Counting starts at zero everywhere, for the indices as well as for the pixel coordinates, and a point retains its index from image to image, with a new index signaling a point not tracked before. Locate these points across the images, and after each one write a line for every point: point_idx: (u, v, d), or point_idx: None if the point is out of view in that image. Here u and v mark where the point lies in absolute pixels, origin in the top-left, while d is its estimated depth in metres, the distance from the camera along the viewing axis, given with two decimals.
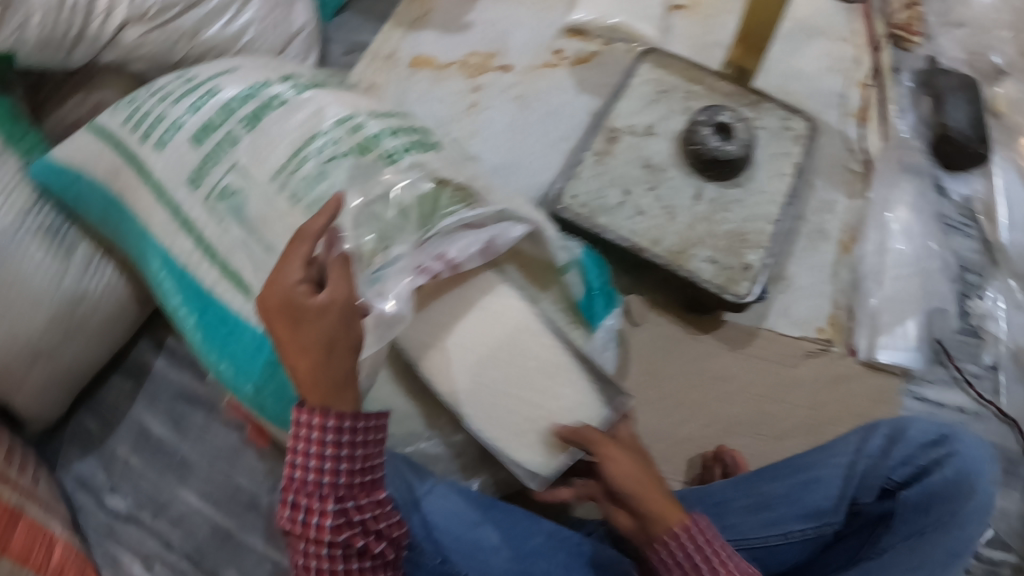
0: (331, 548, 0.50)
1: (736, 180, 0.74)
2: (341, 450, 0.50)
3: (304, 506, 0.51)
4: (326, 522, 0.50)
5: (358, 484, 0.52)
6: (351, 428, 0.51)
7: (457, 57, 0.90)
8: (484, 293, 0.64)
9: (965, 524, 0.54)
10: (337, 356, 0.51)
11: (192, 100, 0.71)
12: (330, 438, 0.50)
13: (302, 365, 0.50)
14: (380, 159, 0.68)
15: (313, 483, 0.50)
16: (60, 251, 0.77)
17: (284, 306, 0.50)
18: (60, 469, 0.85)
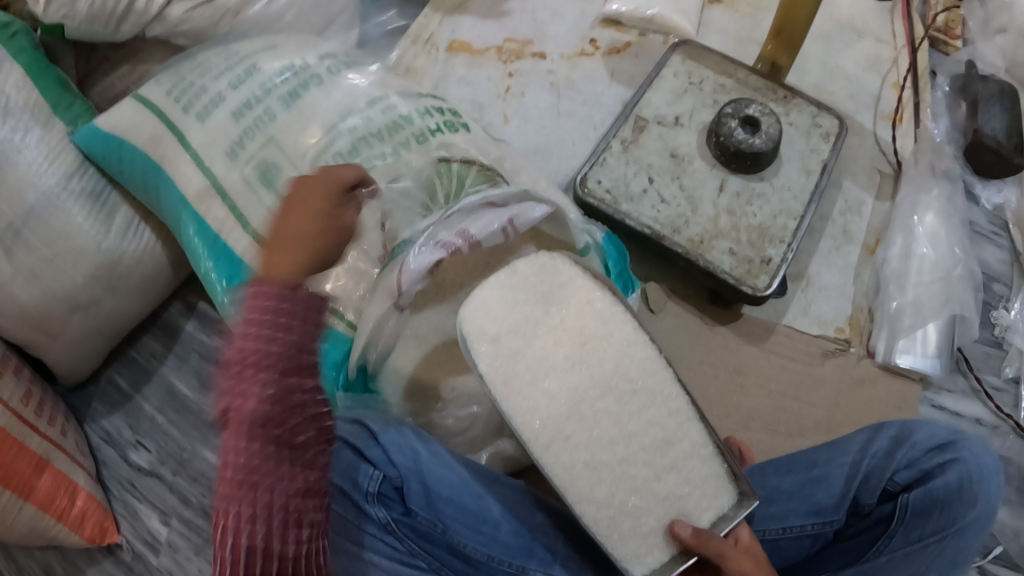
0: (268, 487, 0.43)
1: (761, 175, 0.76)
2: (288, 368, 0.44)
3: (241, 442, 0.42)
4: (270, 458, 0.43)
5: (307, 411, 0.45)
6: (298, 337, 0.44)
7: (492, 42, 0.91)
8: (559, 292, 0.51)
9: (962, 535, 0.55)
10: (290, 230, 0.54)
11: (233, 76, 0.73)
12: (273, 354, 0.43)
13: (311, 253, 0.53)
14: (411, 140, 0.70)
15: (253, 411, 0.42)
16: (100, 214, 0.81)
17: (328, 194, 0.56)
18: (88, 423, 0.88)
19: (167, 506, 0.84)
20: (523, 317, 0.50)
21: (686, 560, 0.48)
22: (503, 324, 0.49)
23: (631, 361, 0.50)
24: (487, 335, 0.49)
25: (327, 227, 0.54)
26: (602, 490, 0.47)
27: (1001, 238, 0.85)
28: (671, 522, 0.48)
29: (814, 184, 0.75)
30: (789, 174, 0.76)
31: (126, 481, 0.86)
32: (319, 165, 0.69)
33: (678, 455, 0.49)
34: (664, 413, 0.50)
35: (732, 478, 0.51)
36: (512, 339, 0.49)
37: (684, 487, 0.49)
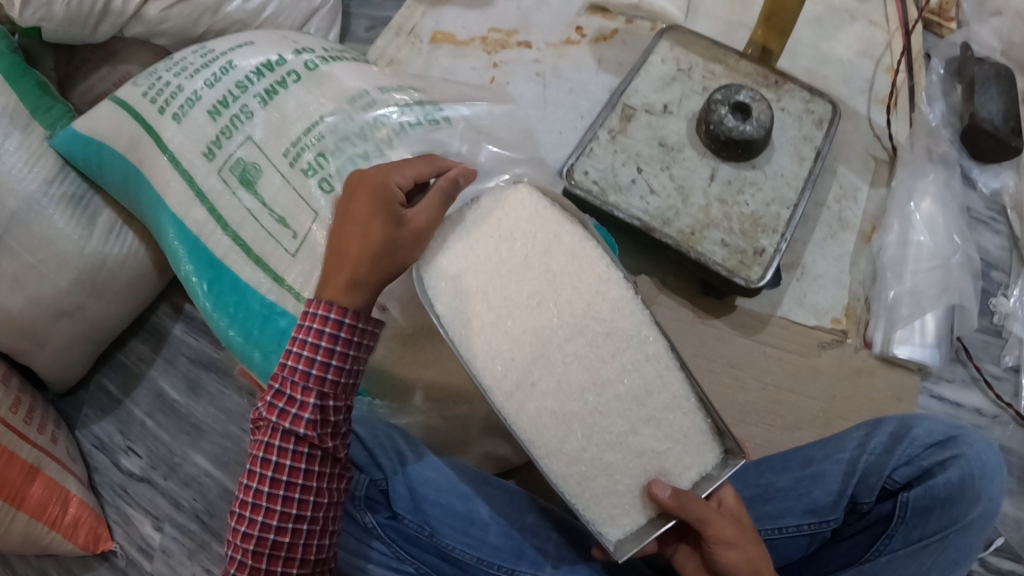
0: (294, 476, 0.50)
1: (753, 163, 0.73)
2: (326, 370, 0.51)
3: (281, 433, 0.50)
4: (303, 450, 0.50)
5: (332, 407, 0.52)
6: (347, 338, 0.51)
7: (477, 32, 0.89)
8: (522, 233, 0.53)
9: (965, 534, 0.53)
10: (343, 237, 0.52)
11: (208, 74, 0.72)
12: (318, 356, 0.51)
13: (351, 250, 0.51)
14: (392, 135, 0.69)
15: (296, 406, 0.50)
16: (82, 217, 0.79)
17: (376, 194, 0.52)
18: (79, 429, 0.88)
19: (160, 511, 0.83)
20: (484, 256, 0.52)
21: (664, 522, 0.48)
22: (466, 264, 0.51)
23: (601, 301, 0.50)
24: (450, 276, 0.51)
25: (368, 230, 0.51)
26: (572, 444, 0.48)
27: (999, 223, 0.84)
28: (649, 482, 0.48)
29: (807, 171, 0.73)
30: (782, 161, 0.74)
31: (118, 486, 0.85)
32: (298, 165, 0.69)
33: (657, 407, 0.49)
34: (640, 358, 0.50)
35: (716, 435, 0.50)
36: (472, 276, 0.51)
37: (663, 443, 0.49)
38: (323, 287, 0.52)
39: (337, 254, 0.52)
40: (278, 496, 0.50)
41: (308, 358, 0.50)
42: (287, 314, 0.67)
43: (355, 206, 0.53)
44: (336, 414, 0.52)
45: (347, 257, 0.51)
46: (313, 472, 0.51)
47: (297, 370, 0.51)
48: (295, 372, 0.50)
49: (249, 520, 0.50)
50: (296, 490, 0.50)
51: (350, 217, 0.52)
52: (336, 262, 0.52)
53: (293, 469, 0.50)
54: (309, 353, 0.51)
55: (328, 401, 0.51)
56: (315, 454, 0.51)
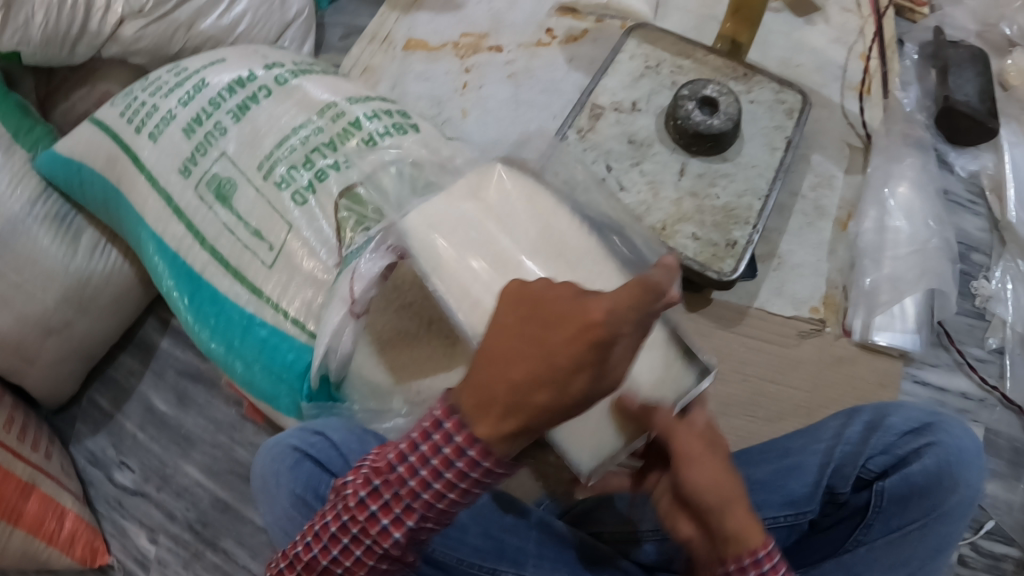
0: (353, 560, 0.48)
1: (725, 155, 0.73)
2: (433, 496, 0.45)
3: (366, 522, 0.47)
4: (376, 548, 0.47)
5: (421, 527, 0.46)
6: (472, 479, 0.44)
7: (449, 37, 0.89)
8: None
9: (944, 521, 0.54)
10: (515, 372, 0.41)
11: (182, 92, 0.73)
12: (432, 476, 0.44)
13: (538, 398, 0.41)
14: (362, 144, 0.70)
15: (389, 511, 0.46)
16: (67, 236, 0.81)
17: (599, 347, 0.39)
18: (73, 444, 0.89)
19: (154, 523, 0.84)
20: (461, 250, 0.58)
21: (635, 436, 0.50)
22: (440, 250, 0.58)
23: (553, 227, 0.59)
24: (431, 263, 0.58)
25: (561, 385, 0.41)
26: None
27: (978, 206, 0.83)
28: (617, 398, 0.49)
29: (779, 161, 0.73)
30: (752, 153, 0.74)
31: (113, 500, 0.86)
32: (272, 178, 0.69)
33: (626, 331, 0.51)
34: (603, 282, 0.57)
35: (688, 358, 0.51)
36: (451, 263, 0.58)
37: (641, 371, 0.50)
38: (474, 413, 0.43)
39: (508, 397, 0.41)
40: (333, 567, 0.48)
41: (426, 466, 0.44)
42: (266, 324, 0.68)
43: (551, 339, 0.41)
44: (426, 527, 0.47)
45: (525, 402, 0.41)
46: (375, 566, 0.48)
47: (402, 475, 0.45)
48: (409, 468, 0.45)
49: (300, 564, 0.50)
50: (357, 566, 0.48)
51: (532, 359, 0.41)
52: (503, 402, 0.42)
53: (364, 553, 0.48)
54: (428, 467, 0.44)
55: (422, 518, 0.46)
56: (389, 551, 0.47)
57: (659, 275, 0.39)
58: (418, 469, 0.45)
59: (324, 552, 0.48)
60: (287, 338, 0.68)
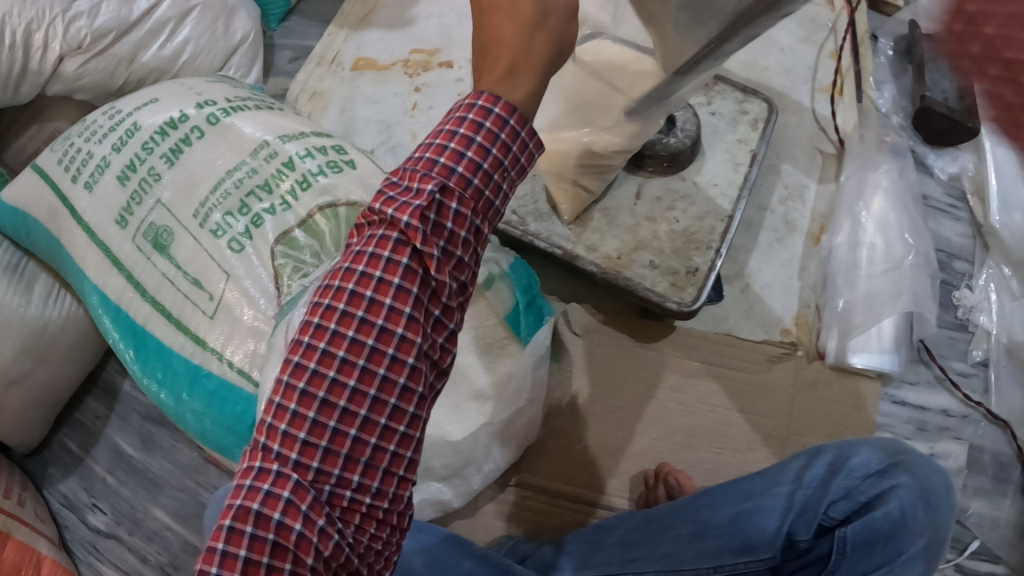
0: (364, 333, 0.37)
1: (681, 174, 0.71)
2: (445, 190, 0.37)
3: (365, 265, 0.38)
4: (387, 293, 0.37)
5: (442, 240, 0.37)
6: (492, 148, 0.38)
7: (399, 56, 0.86)
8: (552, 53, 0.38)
9: (911, 566, 0.51)
10: (499, 26, 0.37)
11: (115, 137, 0.71)
12: (435, 173, 0.37)
13: (505, 32, 0.37)
14: (295, 186, 0.67)
15: (390, 234, 0.37)
16: (19, 285, 0.80)
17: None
18: (46, 488, 0.89)
19: (128, 566, 0.83)
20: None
21: None
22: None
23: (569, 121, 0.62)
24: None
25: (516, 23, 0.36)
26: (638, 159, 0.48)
27: (959, 210, 0.79)
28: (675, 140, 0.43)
29: (742, 177, 0.70)
30: (715, 169, 0.71)
31: (88, 543, 0.85)
32: (207, 226, 0.67)
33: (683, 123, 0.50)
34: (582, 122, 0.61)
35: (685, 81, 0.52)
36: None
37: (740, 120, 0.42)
38: (475, 80, 0.39)
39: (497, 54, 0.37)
40: (334, 356, 0.37)
41: (440, 160, 0.37)
42: (213, 375, 0.66)
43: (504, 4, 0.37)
44: (465, 246, 0.39)
45: (525, 55, 0.37)
46: (394, 323, 0.37)
47: (399, 185, 0.38)
48: (419, 171, 0.37)
49: (284, 390, 0.38)
50: (389, 361, 0.38)
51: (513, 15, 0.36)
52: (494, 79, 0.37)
53: (391, 320, 0.37)
54: (427, 161, 0.38)
55: (456, 228, 0.38)
56: (426, 300, 0.38)
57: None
58: (432, 164, 0.37)
59: (332, 349, 0.37)
60: (235, 388, 0.65)
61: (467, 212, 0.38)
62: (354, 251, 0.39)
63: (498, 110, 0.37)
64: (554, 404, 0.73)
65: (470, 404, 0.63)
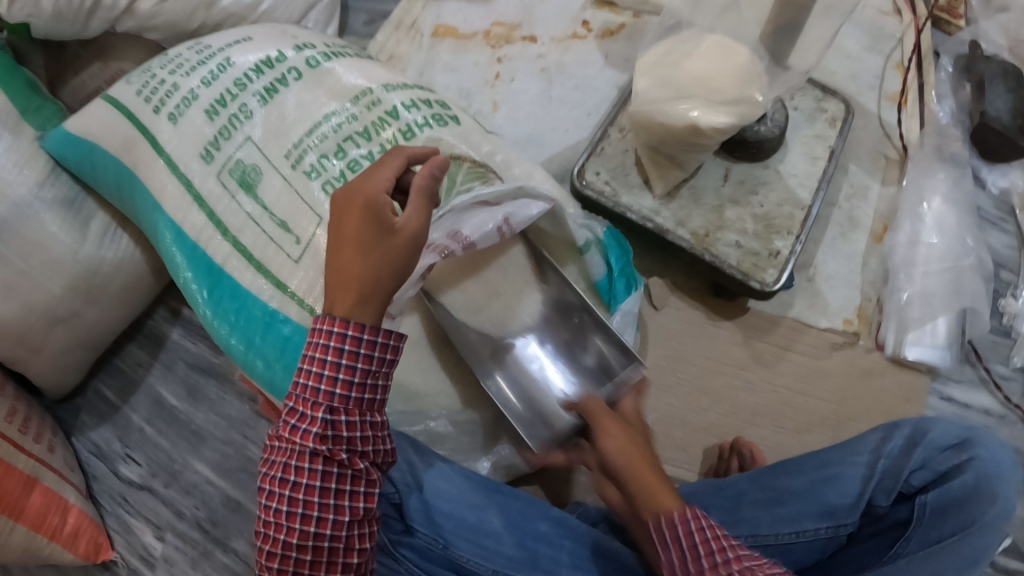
0: (291, 520, 0.48)
1: (766, 162, 0.71)
2: (350, 390, 0.49)
3: (289, 472, 0.48)
4: (316, 485, 0.48)
5: (336, 438, 0.48)
6: (377, 341, 0.49)
7: (481, 27, 0.86)
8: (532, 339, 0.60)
9: (984, 532, 0.51)
10: (350, 262, 0.49)
11: (205, 71, 0.70)
12: (335, 388, 0.49)
13: (351, 267, 0.49)
14: (397, 135, 0.67)
15: (294, 452, 0.48)
16: (76, 222, 0.77)
17: (367, 205, 0.50)
18: (76, 436, 0.86)
19: (162, 520, 0.81)
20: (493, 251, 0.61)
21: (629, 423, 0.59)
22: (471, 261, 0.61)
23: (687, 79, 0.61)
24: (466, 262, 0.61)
25: (367, 241, 0.49)
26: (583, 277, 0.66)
27: (1007, 223, 0.83)
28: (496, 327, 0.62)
29: (821, 171, 0.71)
30: (795, 161, 0.71)
31: (118, 495, 0.83)
32: (301, 167, 0.67)
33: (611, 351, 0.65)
34: (704, 85, 0.61)
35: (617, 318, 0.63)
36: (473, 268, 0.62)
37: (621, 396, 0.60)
38: (331, 302, 0.50)
39: (353, 277, 0.48)
40: (295, 529, 0.48)
41: (322, 386, 0.48)
42: (289, 321, 0.66)
43: (367, 241, 0.49)
44: (363, 441, 0.50)
45: (375, 283, 0.49)
46: (340, 496, 0.49)
47: (305, 402, 0.49)
48: (306, 401, 0.48)
49: (270, 558, 0.49)
50: (314, 534, 0.48)
51: (391, 254, 0.49)
52: (365, 292, 0.48)
53: (307, 493, 0.48)
54: (316, 380, 0.49)
55: (349, 426, 0.49)
56: (342, 484, 0.49)
57: (423, 176, 0.50)
58: (315, 391, 0.48)
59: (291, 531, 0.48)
60: None
61: (355, 414, 0.49)
62: (275, 463, 0.49)
63: (365, 327, 0.49)
64: None
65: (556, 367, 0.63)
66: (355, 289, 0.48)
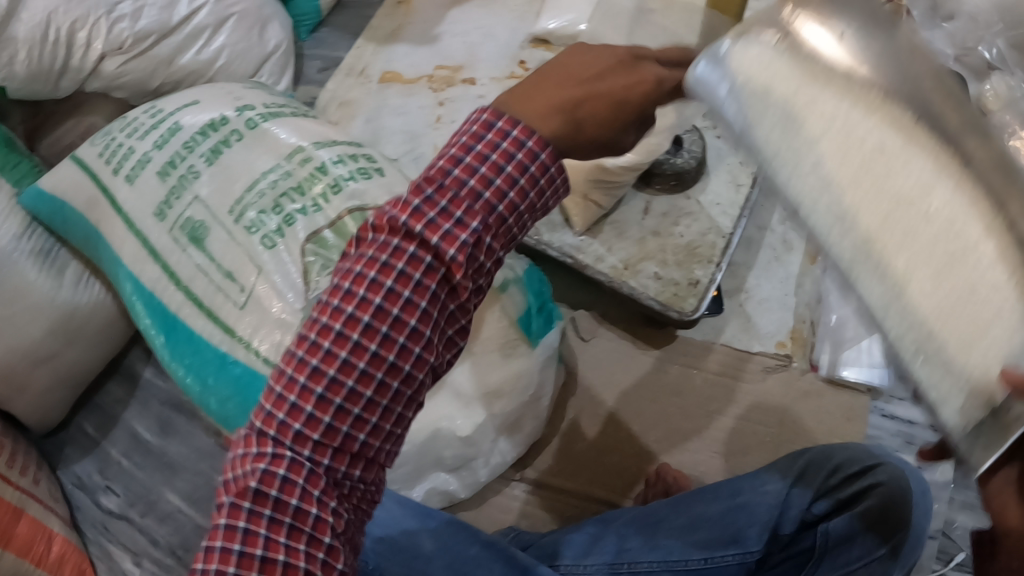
0: (353, 353, 0.36)
1: (687, 193, 0.74)
2: (488, 192, 0.36)
3: (369, 282, 0.35)
4: (411, 305, 0.36)
5: (463, 257, 0.36)
6: (552, 174, 0.37)
7: (425, 70, 0.90)
8: (911, 164, 0.31)
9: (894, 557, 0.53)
10: (566, 85, 0.36)
11: (157, 136, 0.75)
12: (471, 182, 0.35)
13: (555, 107, 0.36)
14: (327, 189, 0.71)
15: (396, 246, 0.35)
16: (52, 270, 0.83)
17: (625, 63, 0.37)
18: (61, 469, 0.91)
19: (138, 547, 0.86)
20: (825, 66, 0.32)
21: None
22: (805, 81, 0.33)
23: None
24: (761, 87, 0.34)
25: (598, 86, 0.36)
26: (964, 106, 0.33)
27: None
28: (881, 145, 0.31)
29: (744, 198, 0.73)
30: (718, 190, 0.74)
31: (99, 524, 0.88)
32: (242, 222, 0.71)
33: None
34: None
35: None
36: (818, 117, 0.32)
37: None
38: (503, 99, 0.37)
39: (569, 100, 0.36)
40: (348, 370, 0.36)
41: (462, 177, 0.35)
42: (239, 362, 0.69)
43: (614, 82, 0.36)
44: (479, 277, 0.38)
45: (596, 126, 0.36)
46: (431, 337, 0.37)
47: (436, 194, 0.35)
48: (437, 197, 0.35)
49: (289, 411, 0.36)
50: (353, 419, 0.36)
51: (628, 104, 0.36)
52: (596, 127, 0.36)
53: (395, 328, 0.36)
54: (465, 166, 0.35)
55: (456, 261, 0.35)
56: (439, 327, 0.37)
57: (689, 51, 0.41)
58: (454, 190, 0.35)
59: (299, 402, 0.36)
60: (259, 376, 0.67)
61: (492, 240, 0.37)
62: (351, 269, 0.36)
63: (535, 141, 0.35)
64: (560, 405, 0.78)
65: (482, 399, 0.66)
66: (595, 116, 0.36)
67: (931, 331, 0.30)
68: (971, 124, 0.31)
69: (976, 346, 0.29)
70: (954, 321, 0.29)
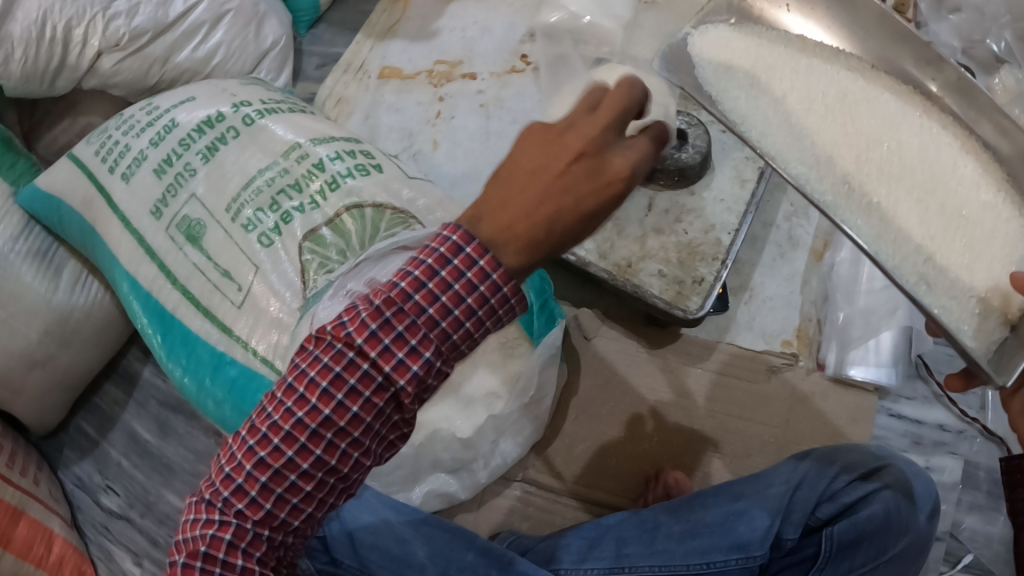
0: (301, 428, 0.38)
1: (690, 189, 0.73)
2: (446, 313, 0.37)
3: (331, 374, 0.37)
4: (360, 403, 0.38)
5: (403, 371, 0.37)
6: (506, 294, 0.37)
7: (423, 66, 0.89)
8: (862, 115, 0.47)
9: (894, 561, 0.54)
10: (513, 211, 0.36)
11: (153, 133, 0.74)
12: (429, 292, 0.37)
13: (525, 223, 0.36)
14: (324, 186, 0.70)
15: (353, 340, 0.37)
16: (48, 270, 0.82)
17: (585, 158, 0.36)
18: (62, 469, 0.91)
19: (138, 548, 0.85)
20: (781, 36, 0.51)
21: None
22: (766, 61, 0.49)
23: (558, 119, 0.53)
24: (725, 64, 0.50)
25: (553, 191, 0.36)
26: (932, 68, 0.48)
27: None
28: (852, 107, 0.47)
29: (750, 194, 0.72)
30: (721, 186, 0.72)
31: (100, 524, 0.88)
32: (239, 220, 0.70)
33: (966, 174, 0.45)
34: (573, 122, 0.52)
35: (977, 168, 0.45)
36: (781, 83, 0.49)
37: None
38: (477, 211, 0.38)
39: (526, 222, 0.36)
40: (295, 439, 0.38)
41: (423, 293, 0.37)
42: (236, 363, 0.68)
43: (570, 185, 0.36)
44: (432, 380, 0.39)
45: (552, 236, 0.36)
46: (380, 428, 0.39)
47: (400, 302, 0.37)
48: (395, 303, 0.37)
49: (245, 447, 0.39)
50: (289, 483, 0.39)
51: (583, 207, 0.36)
52: (560, 233, 0.36)
53: (339, 412, 0.38)
54: (431, 281, 0.37)
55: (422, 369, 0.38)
56: (383, 419, 0.39)
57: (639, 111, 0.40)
58: (413, 302, 0.37)
59: (259, 446, 0.38)
60: (257, 376, 0.66)
61: (441, 353, 0.38)
62: (313, 354, 0.38)
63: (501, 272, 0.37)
64: (561, 405, 0.77)
65: (482, 400, 0.65)
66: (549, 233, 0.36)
67: (930, 253, 0.42)
68: (923, 61, 0.48)
69: (978, 265, 0.42)
70: (942, 234, 0.43)
